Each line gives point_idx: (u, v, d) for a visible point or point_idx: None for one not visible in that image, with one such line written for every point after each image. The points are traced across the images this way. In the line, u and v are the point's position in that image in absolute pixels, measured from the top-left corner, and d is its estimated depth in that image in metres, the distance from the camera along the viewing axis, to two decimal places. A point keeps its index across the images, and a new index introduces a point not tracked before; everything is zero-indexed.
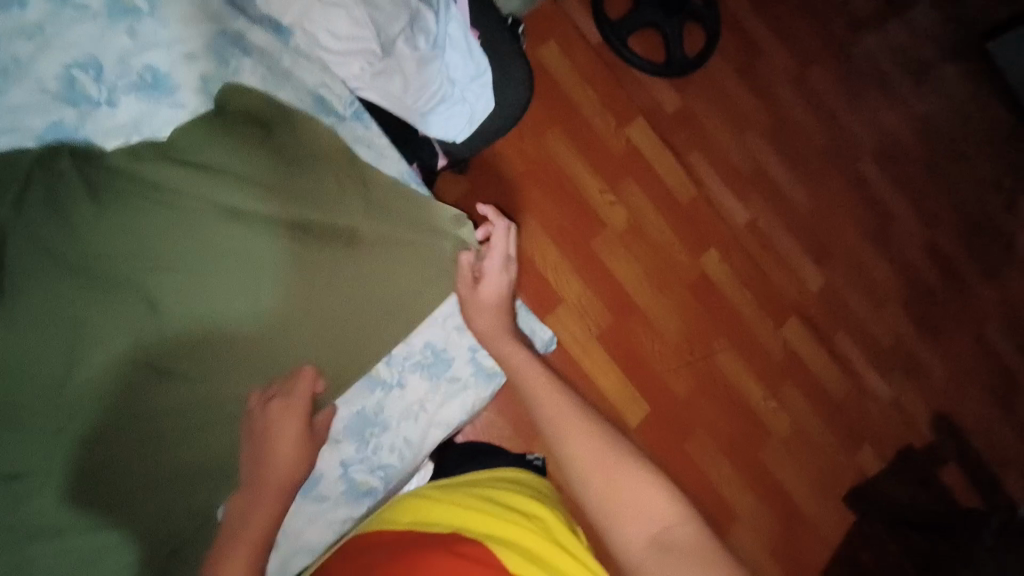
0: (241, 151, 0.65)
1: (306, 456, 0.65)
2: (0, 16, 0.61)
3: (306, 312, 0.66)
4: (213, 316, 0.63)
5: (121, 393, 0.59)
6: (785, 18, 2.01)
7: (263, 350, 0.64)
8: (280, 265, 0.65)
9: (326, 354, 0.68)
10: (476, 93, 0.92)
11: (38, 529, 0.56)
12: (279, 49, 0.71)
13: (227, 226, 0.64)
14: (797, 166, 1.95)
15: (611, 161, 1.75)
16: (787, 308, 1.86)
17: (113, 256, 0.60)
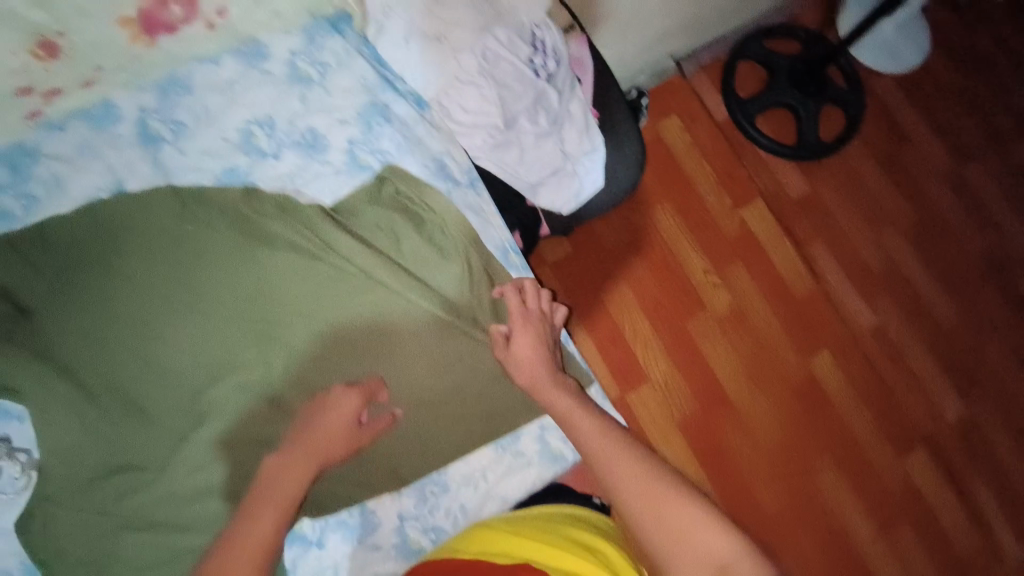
0: (394, 224, 0.75)
1: (347, 438, 0.66)
2: (203, 74, 0.73)
3: (419, 377, 0.71)
4: (325, 367, 0.69)
5: (251, 416, 0.66)
6: (943, 106, 1.90)
7: (359, 411, 0.69)
8: (393, 334, 0.71)
9: (412, 425, 0.70)
10: (587, 168, 0.94)
11: (141, 520, 0.64)
12: (416, 121, 0.79)
13: (357, 291, 0.71)
14: (937, 273, 1.78)
15: (720, 240, 1.68)
16: (913, 437, 1.65)
17: (259, 301, 0.69)
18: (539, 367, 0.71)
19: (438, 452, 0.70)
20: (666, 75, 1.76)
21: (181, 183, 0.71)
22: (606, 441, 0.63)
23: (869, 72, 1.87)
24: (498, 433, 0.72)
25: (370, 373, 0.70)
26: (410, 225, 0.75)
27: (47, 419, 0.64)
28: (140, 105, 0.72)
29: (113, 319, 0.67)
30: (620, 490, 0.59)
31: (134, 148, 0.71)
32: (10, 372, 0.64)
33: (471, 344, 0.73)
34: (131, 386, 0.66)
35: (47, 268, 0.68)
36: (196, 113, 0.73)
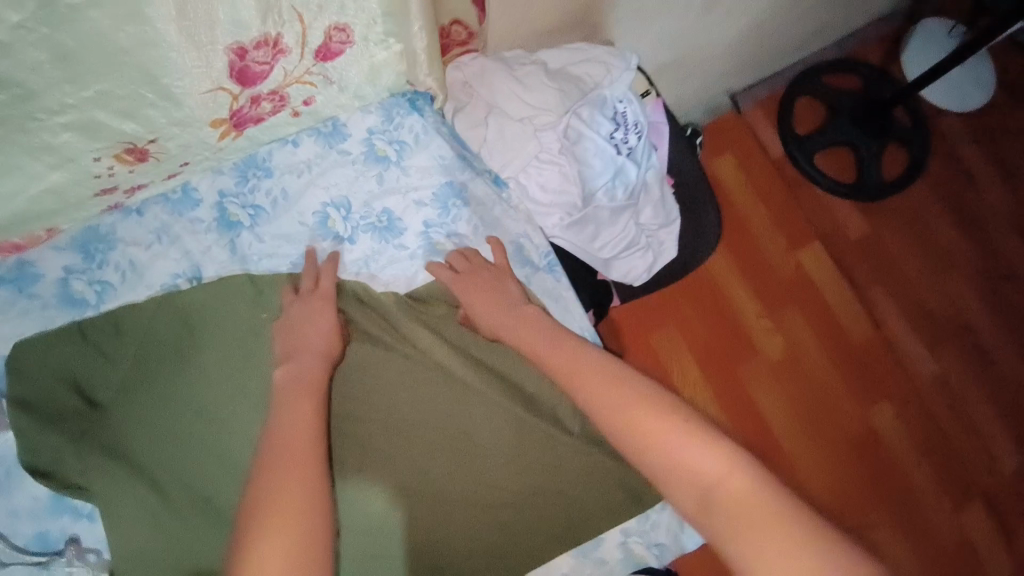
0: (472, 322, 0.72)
1: (337, 340, 0.65)
2: (284, 156, 0.72)
3: (500, 481, 0.69)
4: (408, 471, 0.67)
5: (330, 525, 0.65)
6: (1011, 145, 1.82)
7: (439, 519, 0.67)
8: (474, 437, 0.69)
9: (492, 533, 0.68)
10: (661, 240, 0.91)
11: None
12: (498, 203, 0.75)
13: (438, 390, 0.69)
14: (1004, 320, 1.70)
15: (775, 283, 1.62)
16: (974, 493, 1.57)
17: (343, 402, 0.68)
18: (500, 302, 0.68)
19: (520, 561, 0.68)
20: (720, 111, 1.71)
21: (258, 274, 0.70)
22: (615, 388, 0.58)
23: (935, 109, 1.80)
24: (580, 541, 0.70)
25: (451, 478, 0.68)
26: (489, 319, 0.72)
27: (117, 523, 0.62)
28: (220, 190, 0.71)
29: (188, 416, 0.65)
30: (598, 405, 0.58)
31: (212, 233, 0.70)
32: (85, 471, 0.62)
33: (554, 448, 0.71)
34: (204, 485, 0.65)
35: (125, 359, 0.66)
36: (275, 197, 0.71)
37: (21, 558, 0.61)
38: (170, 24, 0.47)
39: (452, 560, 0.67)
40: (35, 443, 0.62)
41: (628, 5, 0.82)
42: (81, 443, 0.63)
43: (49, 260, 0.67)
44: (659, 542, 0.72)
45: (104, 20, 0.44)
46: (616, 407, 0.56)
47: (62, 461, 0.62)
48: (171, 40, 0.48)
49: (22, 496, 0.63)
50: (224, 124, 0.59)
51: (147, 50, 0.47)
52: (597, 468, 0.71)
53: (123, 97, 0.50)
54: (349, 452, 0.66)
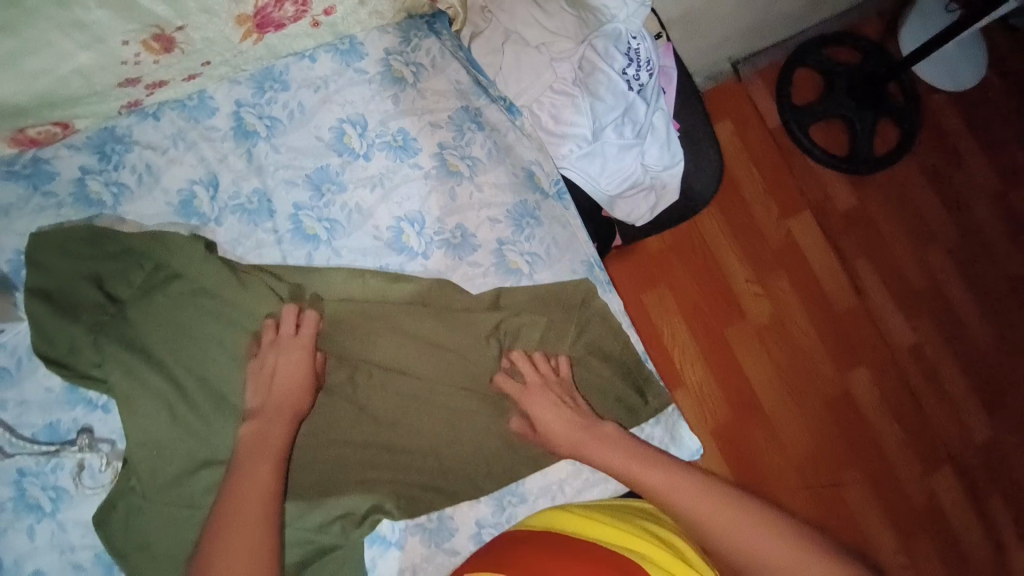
0: (477, 244, 0.74)
1: (310, 384, 0.65)
2: (300, 71, 0.72)
3: (499, 404, 0.72)
4: (410, 386, 0.70)
5: (340, 422, 0.68)
6: (998, 127, 1.87)
7: (439, 430, 0.70)
8: (472, 352, 0.72)
9: (491, 442, 0.71)
10: (664, 182, 0.92)
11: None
12: (491, 263, 0.73)
13: (438, 307, 0.71)
14: (981, 295, 1.77)
15: (765, 249, 1.67)
16: (940, 455, 1.66)
17: (346, 312, 0.70)
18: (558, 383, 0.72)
19: (519, 467, 0.71)
20: (720, 78, 1.73)
21: (269, 185, 0.71)
22: (705, 495, 0.63)
23: (928, 87, 1.84)
24: None
25: (449, 393, 0.71)
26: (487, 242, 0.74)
27: (134, 414, 0.64)
28: (236, 99, 0.71)
29: (202, 315, 0.67)
30: (703, 521, 0.62)
31: (229, 141, 0.70)
32: (104, 361, 0.64)
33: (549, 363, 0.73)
34: (216, 381, 0.67)
35: (142, 260, 0.67)
36: (291, 110, 0.72)
37: (27, 450, 0.63)
38: None
39: (456, 466, 0.70)
40: (52, 334, 0.64)
41: None
42: (99, 336, 0.65)
43: (66, 159, 0.67)
44: None
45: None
46: (725, 518, 0.62)
47: (79, 352, 0.64)
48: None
49: (35, 387, 0.64)
50: (247, 23, 0.63)
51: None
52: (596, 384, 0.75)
53: None
54: (334, 420, 0.68)
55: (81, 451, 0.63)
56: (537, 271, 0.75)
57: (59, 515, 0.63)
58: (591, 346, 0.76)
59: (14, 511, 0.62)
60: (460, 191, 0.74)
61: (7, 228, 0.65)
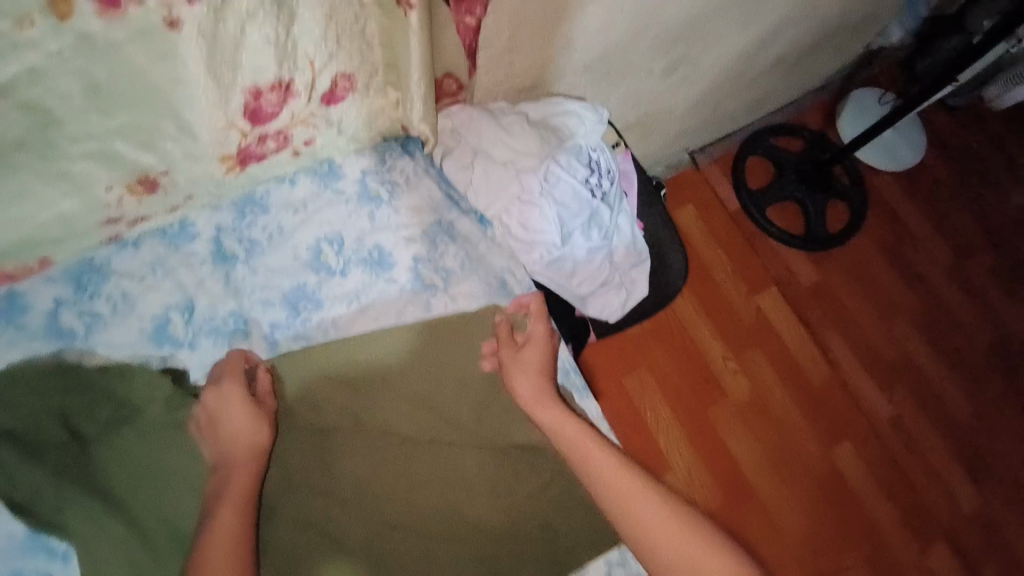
0: (447, 347, 0.74)
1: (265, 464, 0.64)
2: (280, 194, 0.75)
3: (468, 457, 0.71)
4: (388, 463, 0.69)
5: (321, 522, 0.66)
6: (941, 200, 2.02)
7: (419, 506, 0.68)
8: (439, 416, 0.72)
9: (471, 513, 0.69)
10: (633, 279, 0.97)
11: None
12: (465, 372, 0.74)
13: (403, 373, 0.72)
14: (949, 360, 1.82)
15: (738, 326, 1.71)
16: (933, 529, 1.63)
17: (323, 427, 0.69)
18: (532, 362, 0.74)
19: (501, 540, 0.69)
20: (680, 167, 1.85)
21: (245, 307, 0.71)
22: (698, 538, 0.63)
23: (871, 168, 2.00)
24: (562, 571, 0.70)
25: (424, 461, 0.70)
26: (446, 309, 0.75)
27: (96, 560, 0.60)
28: (217, 224, 0.73)
29: (170, 448, 0.65)
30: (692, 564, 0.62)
31: (207, 266, 0.71)
32: (61, 504, 0.60)
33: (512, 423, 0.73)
34: (179, 519, 0.63)
35: (109, 393, 0.66)
36: (270, 233, 0.74)
37: None
38: (199, 65, 0.51)
39: (438, 544, 0.68)
40: (10, 478, 0.60)
41: (595, 67, 0.93)
42: (61, 478, 0.61)
43: (41, 292, 0.66)
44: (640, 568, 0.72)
45: (140, 57, 0.48)
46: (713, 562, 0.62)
47: (44, 499, 0.60)
48: (195, 79, 0.52)
49: None
50: (230, 160, 0.65)
51: (176, 88, 0.52)
52: (581, 501, 0.72)
53: (145, 130, 0.55)
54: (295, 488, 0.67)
55: None
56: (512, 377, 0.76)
57: None
58: None
59: None
60: (434, 304, 0.75)
61: None
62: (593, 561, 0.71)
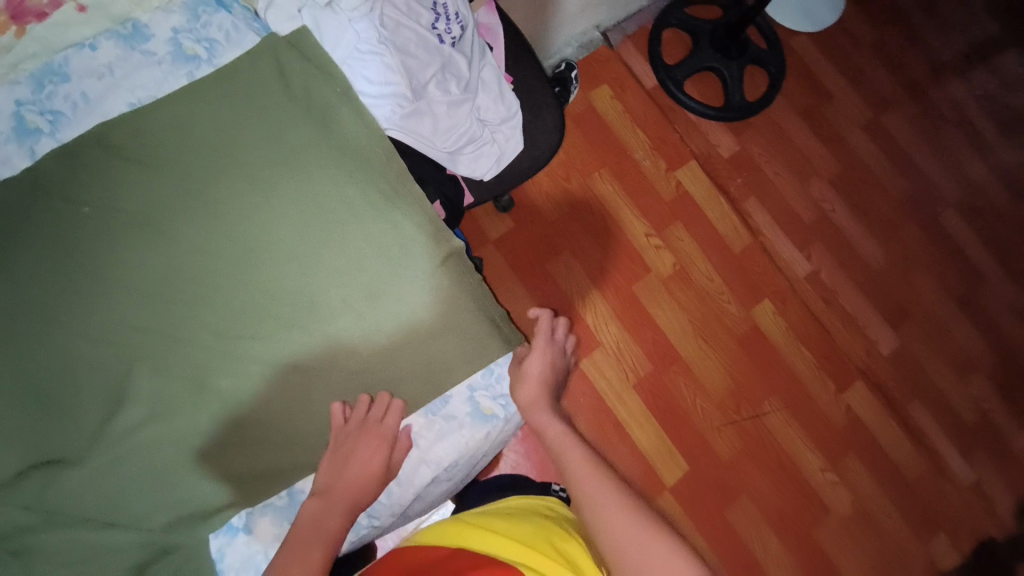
0: (320, 213, 0.72)
1: (111, 233, 0.67)
2: (80, 60, 0.71)
3: (343, 258, 0.72)
4: (260, 274, 0.69)
5: (190, 317, 0.67)
6: (862, 59, 2.00)
7: (310, 313, 0.70)
8: (303, 223, 0.71)
9: (362, 313, 0.71)
10: (506, 135, 0.94)
11: (64, 521, 0.62)
12: (350, 270, 0.72)
13: (256, 182, 0.71)
14: (868, 216, 1.87)
15: (658, 201, 1.71)
16: (853, 372, 1.71)
17: (182, 279, 0.67)
18: (419, 266, 0.74)
19: (397, 334, 0.72)
20: (592, 46, 1.79)
21: (46, 177, 0.67)
22: (593, 473, 0.67)
23: (789, 31, 1.95)
24: (424, 399, 0.72)
25: (304, 269, 0.70)
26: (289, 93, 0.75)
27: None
28: (16, 98, 0.69)
29: (14, 321, 0.64)
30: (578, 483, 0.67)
31: (11, 143, 0.68)
32: None
33: (375, 222, 0.73)
34: (36, 391, 0.63)
35: None
36: (75, 101, 0.70)
37: None
38: None
39: (332, 343, 0.70)
40: None
41: None
42: None
43: None
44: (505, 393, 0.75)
45: None
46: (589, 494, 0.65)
47: None
48: None
49: None
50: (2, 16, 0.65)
51: None
52: (469, 357, 0.74)
53: None
54: (147, 267, 0.67)
55: None
56: (394, 275, 0.73)
57: None
58: (462, 349, 0.74)
59: None
60: (304, 202, 0.72)
61: None
62: (453, 387, 0.74)
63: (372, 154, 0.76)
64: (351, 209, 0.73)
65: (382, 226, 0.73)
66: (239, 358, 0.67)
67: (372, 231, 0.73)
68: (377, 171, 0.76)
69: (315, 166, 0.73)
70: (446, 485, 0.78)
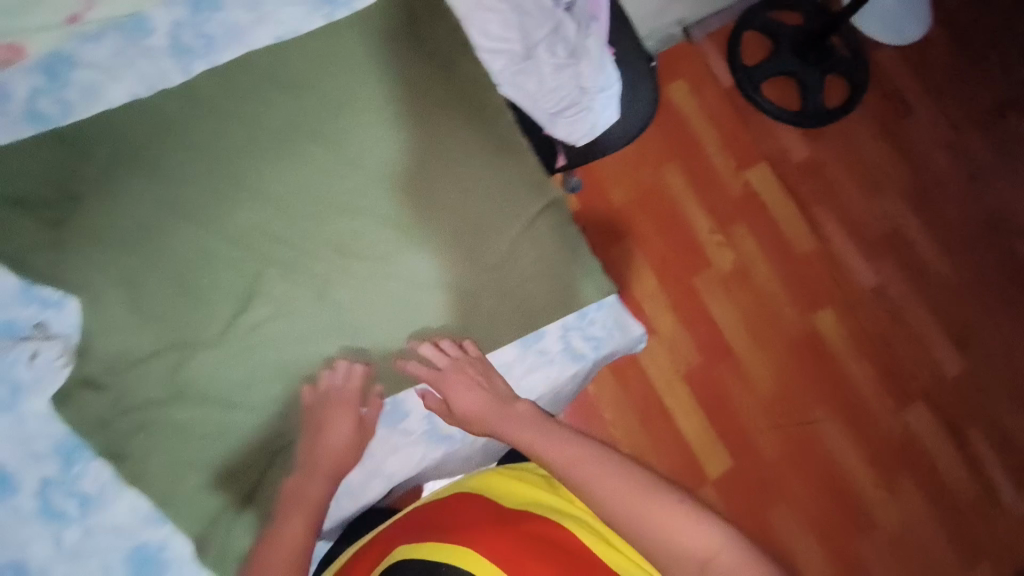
0: (435, 150, 0.77)
1: (250, 146, 0.72)
2: None
3: (453, 193, 0.76)
4: (376, 199, 0.74)
5: (312, 230, 0.72)
6: (946, 77, 1.95)
7: (421, 239, 0.74)
8: (418, 157, 0.76)
9: (466, 244, 0.75)
10: (603, 104, 0.93)
11: (185, 403, 0.66)
12: (458, 205, 0.76)
13: (378, 115, 0.76)
14: (939, 235, 1.82)
15: (725, 198, 1.71)
16: (910, 390, 1.67)
17: (306, 194, 0.72)
18: (522, 208, 0.78)
19: (500, 268, 0.75)
20: (672, 41, 1.80)
21: (202, 94, 0.73)
22: (578, 451, 0.64)
23: (871, 43, 1.92)
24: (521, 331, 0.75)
25: (416, 198, 0.75)
26: (419, 40, 0.80)
27: (98, 302, 0.66)
28: (174, 19, 0.75)
29: (156, 214, 0.68)
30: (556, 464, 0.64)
31: (169, 59, 0.74)
32: (66, 253, 0.66)
33: (483, 164, 0.78)
34: (173, 278, 0.68)
35: (94, 157, 0.69)
36: (227, 29, 0.76)
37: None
38: None
39: (438, 268, 0.74)
40: (13, 228, 0.66)
41: None
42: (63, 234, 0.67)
43: (15, 79, 0.70)
44: (596, 335, 0.77)
45: None
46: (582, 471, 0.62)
47: (39, 250, 0.66)
48: None
49: None
50: None
51: None
52: (564, 299, 0.77)
53: None
54: (276, 180, 0.72)
55: (35, 342, 0.65)
56: (500, 214, 0.77)
57: (17, 409, 0.63)
58: (551, 295, 0.76)
59: None
60: (421, 138, 0.77)
61: None
62: (548, 324, 0.76)
63: (484, 102, 0.80)
64: (465, 149, 0.78)
65: (489, 169, 0.78)
66: (353, 272, 0.72)
67: (480, 172, 0.77)
68: (491, 118, 0.80)
69: (434, 106, 0.78)
70: (532, 420, 0.78)
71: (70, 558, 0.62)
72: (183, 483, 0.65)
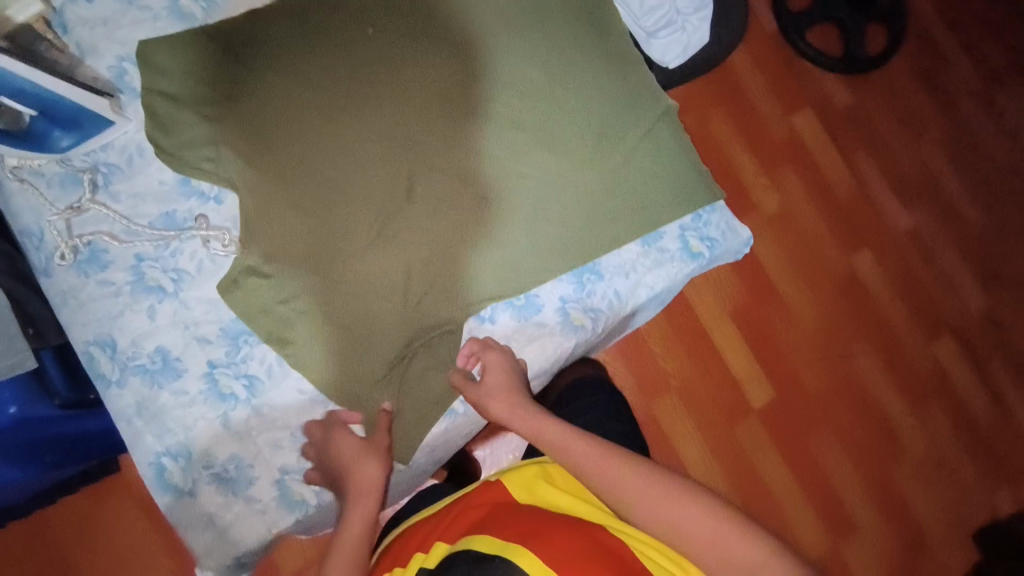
0: (560, 53, 0.78)
1: (384, 44, 0.73)
2: None
3: (579, 96, 0.77)
4: (508, 98, 0.75)
5: (451, 125, 0.72)
6: (979, 27, 1.98)
7: (553, 140, 0.76)
8: (545, 59, 0.77)
9: (595, 148, 0.77)
10: (695, 26, 0.97)
11: (338, 294, 0.69)
12: (585, 109, 0.77)
13: (504, 18, 0.77)
14: (972, 181, 1.87)
15: (770, 142, 1.74)
16: (943, 327, 1.74)
17: (443, 90, 0.73)
18: (641, 114, 0.80)
19: (623, 173, 0.78)
20: None
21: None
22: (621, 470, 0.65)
23: None
24: (647, 231, 0.79)
25: (547, 99, 0.76)
26: None
27: (254, 196, 0.69)
28: None
29: (302, 108, 0.69)
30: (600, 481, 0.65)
31: None
32: (220, 149, 0.69)
33: (605, 71, 0.80)
34: (321, 171, 0.69)
35: (242, 55, 0.71)
36: None
37: (154, 229, 0.69)
38: None
39: (568, 168, 0.76)
40: (170, 123, 0.70)
41: None
42: (219, 129, 0.69)
43: None
44: (710, 236, 0.83)
45: None
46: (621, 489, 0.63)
47: (194, 146, 0.70)
48: None
49: (149, 180, 0.71)
50: None
51: None
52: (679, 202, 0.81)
53: None
54: (413, 77, 0.72)
55: (202, 231, 0.69)
56: (623, 120, 0.79)
57: (179, 293, 0.69)
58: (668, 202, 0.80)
59: (133, 293, 0.68)
60: (546, 42, 0.78)
61: (110, 36, 0.72)
62: (669, 224, 0.81)
63: (598, 15, 0.83)
64: (587, 56, 0.79)
65: (611, 76, 0.80)
66: (490, 170, 0.73)
67: (602, 78, 0.79)
68: (607, 31, 0.83)
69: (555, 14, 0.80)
70: (643, 311, 0.86)
71: (237, 435, 0.68)
72: (337, 368, 0.70)
